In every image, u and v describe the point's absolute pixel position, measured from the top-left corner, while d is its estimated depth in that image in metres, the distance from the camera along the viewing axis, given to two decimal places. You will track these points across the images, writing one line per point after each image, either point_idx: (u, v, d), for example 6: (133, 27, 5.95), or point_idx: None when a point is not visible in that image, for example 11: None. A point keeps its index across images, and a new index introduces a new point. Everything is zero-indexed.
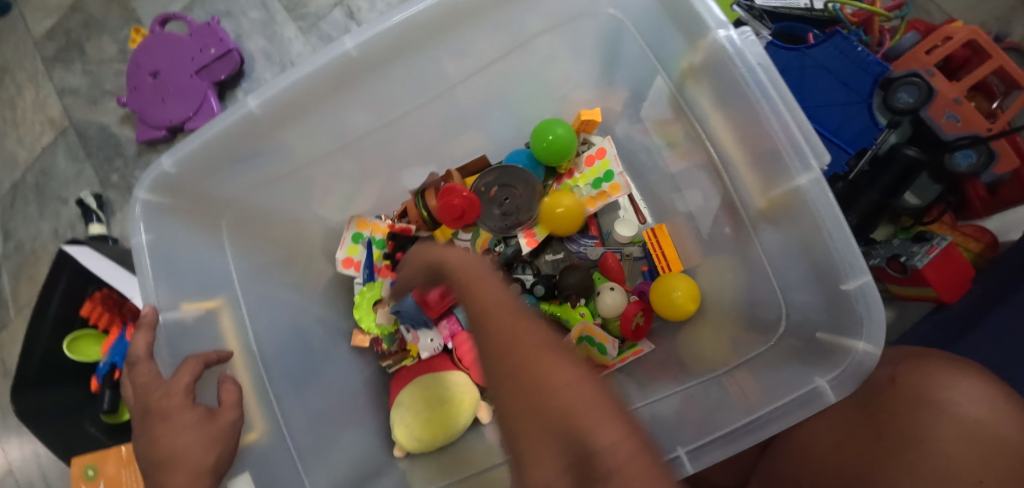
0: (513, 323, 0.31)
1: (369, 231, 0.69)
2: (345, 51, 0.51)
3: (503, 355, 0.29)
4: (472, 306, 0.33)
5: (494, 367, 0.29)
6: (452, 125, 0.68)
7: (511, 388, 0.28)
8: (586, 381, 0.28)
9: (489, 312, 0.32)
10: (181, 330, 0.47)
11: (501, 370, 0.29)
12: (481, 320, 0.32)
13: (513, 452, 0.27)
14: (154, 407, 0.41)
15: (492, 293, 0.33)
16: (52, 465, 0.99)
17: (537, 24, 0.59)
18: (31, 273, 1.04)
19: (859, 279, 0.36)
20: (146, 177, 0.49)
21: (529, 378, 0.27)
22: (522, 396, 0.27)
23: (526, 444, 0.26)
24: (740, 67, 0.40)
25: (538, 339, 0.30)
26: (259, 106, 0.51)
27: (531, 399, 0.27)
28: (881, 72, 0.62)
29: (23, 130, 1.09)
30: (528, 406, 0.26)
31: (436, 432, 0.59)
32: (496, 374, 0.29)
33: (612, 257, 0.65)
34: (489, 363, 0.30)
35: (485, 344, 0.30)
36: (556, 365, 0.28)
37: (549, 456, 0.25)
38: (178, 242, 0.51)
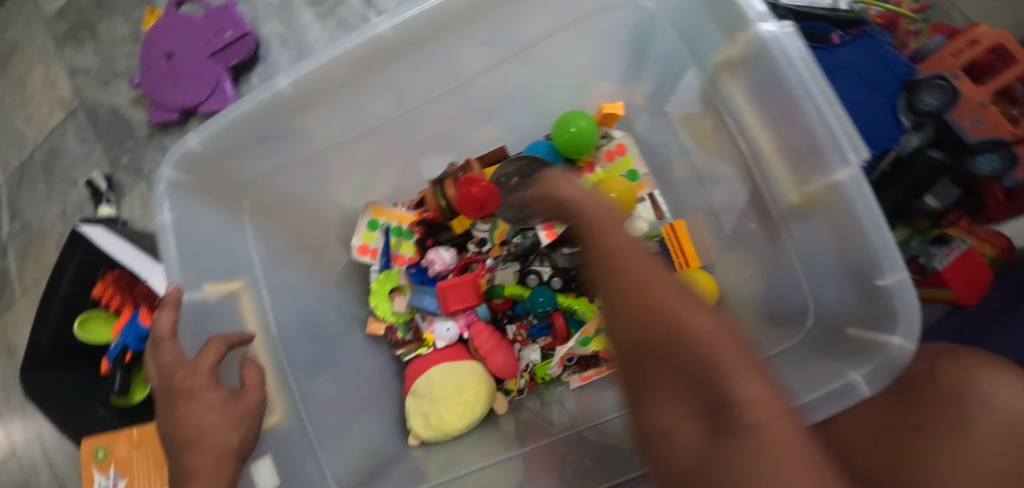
0: (645, 268, 0.31)
1: (385, 218, 0.68)
2: (378, 33, 0.51)
3: (637, 294, 0.29)
4: (599, 248, 0.34)
5: (622, 306, 0.30)
6: (474, 115, 0.67)
7: (642, 326, 0.28)
8: (731, 331, 0.26)
9: (623, 254, 0.33)
10: (204, 310, 0.47)
11: (628, 310, 0.29)
12: (613, 260, 0.33)
13: (643, 390, 0.27)
14: (179, 387, 0.40)
15: (620, 237, 0.34)
16: (56, 446, 0.98)
17: (559, 19, 0.59)
18: (38, 253, 1.03)
19: (894, 273, 0.36)
20: (173, 153, 0.49)
21: (663, 316, 0.27)
22: (657, 333, 0.27)
23: (658, 382, 0.26)
24: (782, 58, 0.41)
25: (672, 286, 0.30)
26: (290, 86, 0.51)
27: (661, 342, 0.27)
28: (906, 72, 0.64)
29: (32, 108, 1.08)
30: (662, 344, 0.27)
31: (452, 420, 0.58)
32: (629, 312, 0.29)
33: (630, 251, 0.62)
34: (616, 304, 0.31)
35: (612, 283, 0.31)
36: (694, 310, 0.27)
37: (680, 396, 0.25)
38: (199, 222, 0.51)
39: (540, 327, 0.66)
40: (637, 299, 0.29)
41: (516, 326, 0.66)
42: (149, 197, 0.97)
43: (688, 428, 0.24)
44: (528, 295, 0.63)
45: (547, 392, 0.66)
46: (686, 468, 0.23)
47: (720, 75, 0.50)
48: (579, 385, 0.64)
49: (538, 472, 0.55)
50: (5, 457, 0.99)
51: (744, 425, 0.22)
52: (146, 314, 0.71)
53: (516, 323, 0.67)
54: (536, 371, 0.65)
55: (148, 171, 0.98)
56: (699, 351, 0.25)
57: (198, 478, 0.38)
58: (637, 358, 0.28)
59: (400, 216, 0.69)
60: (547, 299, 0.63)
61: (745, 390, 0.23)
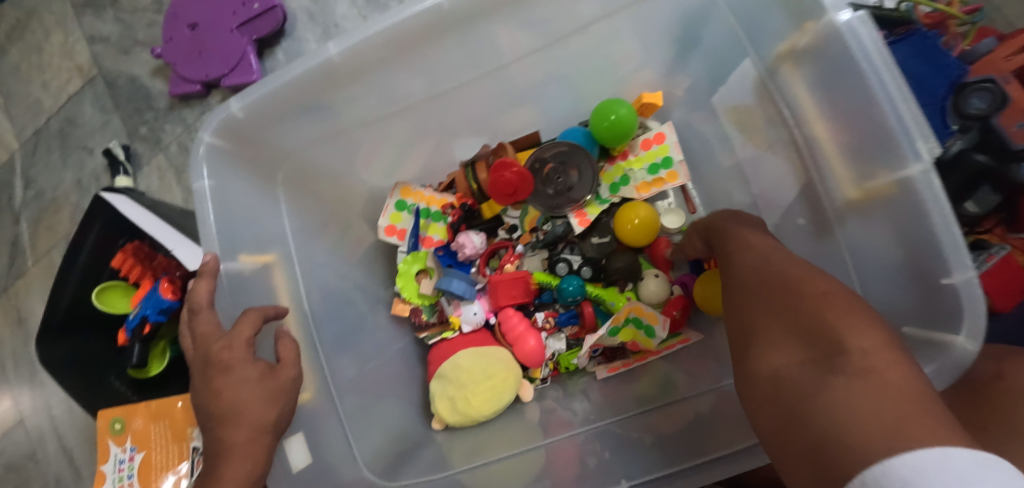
0: (784, 266, 0.40)
1: (414, 199, 0.67)
2: (439, 4, 0.49)
3: (769, 276, 0.39)
4: (734, 242, 0.46)
5: (760, 293, 0.39)
6: (511, 97, 0.65)
7: (772, 296, 0.37)
8: (847, 301, 0.33)
9: (768, 256, 0.42)
10: (239, 280, 0.46)
11: (766, 297, 0.38)
12: (757, 261, 0.42)
13: (766, 342, 0.36)
14: (215, 359, 0.39)
15: (752, 236, 0.46)
16: (64, 418, 0.98)
17: (590, 11, 0.57)
18: (52, 222, 1.02)
19: (962, 273, 0.36)
20: (215, 118, 0.48)
21: (790, 288, 0.37)
22: (784, 301, 0.36)
23: (779, 335, 0.35)
24: (853, 46, 0.40)
25: (808, 278, 0.37)
26: (339, 54, 0.49)
27: (792, 315, 0.34)
28: (959, 75, 0.61)
29: (49, 75, 1.06)
30: (787, 308, 0.35)
31: (479, 406, 0.58)
32: (760, 289, 0.39)
33: (662, 243, 0.65)
34: (756, 294, 0.39)
35: (752, 276, 0.41)
36: (819, 285, 0.36)
37: (794, 345, 0.33)
38: (235, 191, 0.50)
39: (568, 316, 0.64)
40: (773, 288, 0.38)
41: (545, 314, 0.64)
42: (168, 170, 0.96)
43: (801, 372, 0.31)
44: (558, 284, 0.63)
45: (571, 381, 0.65)
46: (794, 392, 0.31)
47: (784, 64, 0.49)
48: (606, 375, 0.62)
49: (566, 461, 0.54)
50: (12, 426, 0.99)
51: (854, 366, 0.28)
52: (167, 287, 0.67)
53: (543, 311, 0.66)
54: (560, 360, 0.64)
55: (167, 143, 0.97)
56: (823, 319, 0.32)
57: (235, 452, 0.37)
58: (768, 330, 0.36)
59: (430, 199, 0.67)
60: (578, 288, 0.62)
61: (859, 344, 0.29)
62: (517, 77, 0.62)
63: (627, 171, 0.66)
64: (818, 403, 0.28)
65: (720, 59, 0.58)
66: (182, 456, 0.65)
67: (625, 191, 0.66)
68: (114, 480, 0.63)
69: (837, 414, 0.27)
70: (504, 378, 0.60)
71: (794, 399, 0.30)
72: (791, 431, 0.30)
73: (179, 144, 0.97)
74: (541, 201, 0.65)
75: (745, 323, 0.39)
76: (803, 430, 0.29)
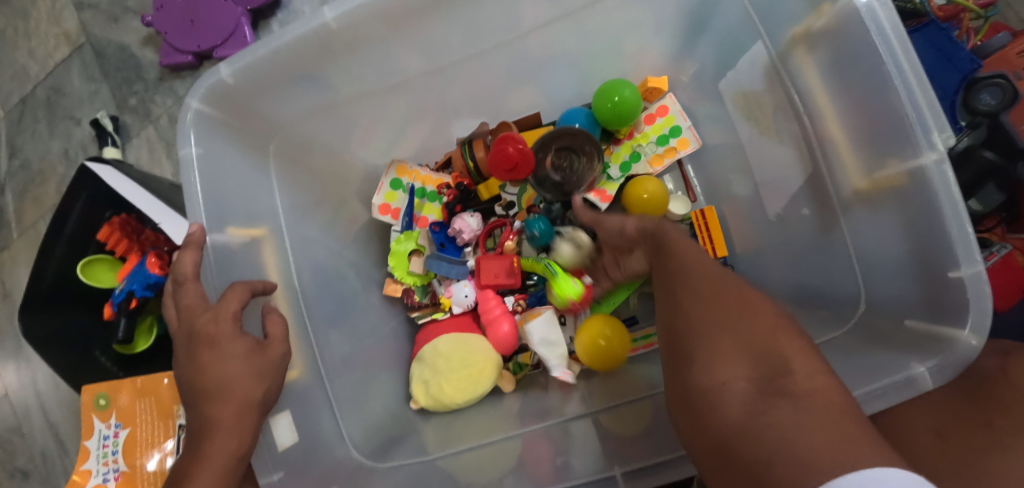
0: (728, 278, 0.37)
1: (409, 178, 0.65)
2: None
3: (706, 285, 0.36)
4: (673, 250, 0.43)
5: (693, 308, 0.35)
6: (513, 76, 0.63)
7: (712, 305, 0.34)
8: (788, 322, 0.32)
9: (707, 269, 0.38)
10: (227, 253, 0.45)
11: (702, 309, 0.34)
12: (695, 274, 0.38)
13: (702, 355, 0.32)
14: (201, 332, 0.37)
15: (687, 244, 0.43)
16: (50, 393, 0.96)
17: None
18: (38, 194, 0.99)
19: (970, 266, 0.35)
20: (203, 83, 0.46)
21: (730, 300, 0.34)
22: (726, 312, 0.33)
23: (717, 347, 0.32)
24: (871, 33, 0.39)
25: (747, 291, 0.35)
26: (335, 20, 0.47)
27: (735, 329, 0.32)
28: (972, 69, 0.58)
29: (35, 42, 1.02)
30: (729, 319, 0.33)
31: (452, 394, 0.57)
32: (699, 298, 0.36)
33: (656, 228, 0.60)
34: (692, 306, 0.35)
35: (690, 286, 0.37)
36: (757, 299, 0.34)
37: (736, 359, 0.30)
38: (224, 161, 0.48)
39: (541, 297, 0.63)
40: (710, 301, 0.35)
41: (516, 297, 0.63)
42: (158, 143, 0.94)
43: (745, 390, 0.28)
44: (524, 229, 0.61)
45: None
46: (735, 415, 0.27)
47: (796, 47, 0.48)
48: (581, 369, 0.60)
49: None
50: None
51: (798, 385, 0.26)
52: (155, 262, 0.66)
53: (514, 295, 0.64)
54: None
55: (157, 116, 0.95)
56: (767, 338, 0.30)
57: (220, 428, 0.35)
58: (707, 347, 0.32)
59: (426, 178, 0.66)
60: (543, 230, 0.60)
61: (803, 366, 0.28)
62: (521, 54, 0.60)
63: (636, 148, 0.64)
64: (763, 428, 0.25)
65: (731, 42, 0.56)
66: (167, 433, 0.64)
67: (637, 169, 0.64)
68: (98, 456, 0.63)
69: (781, 434, 0.24)
70: (481, 369, 0.57)
71: (731, 428, 0.27)
72: (732, 457, 0.27)
73: (169, 117, 0.94)
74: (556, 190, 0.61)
75: (682, 338, 0.35)
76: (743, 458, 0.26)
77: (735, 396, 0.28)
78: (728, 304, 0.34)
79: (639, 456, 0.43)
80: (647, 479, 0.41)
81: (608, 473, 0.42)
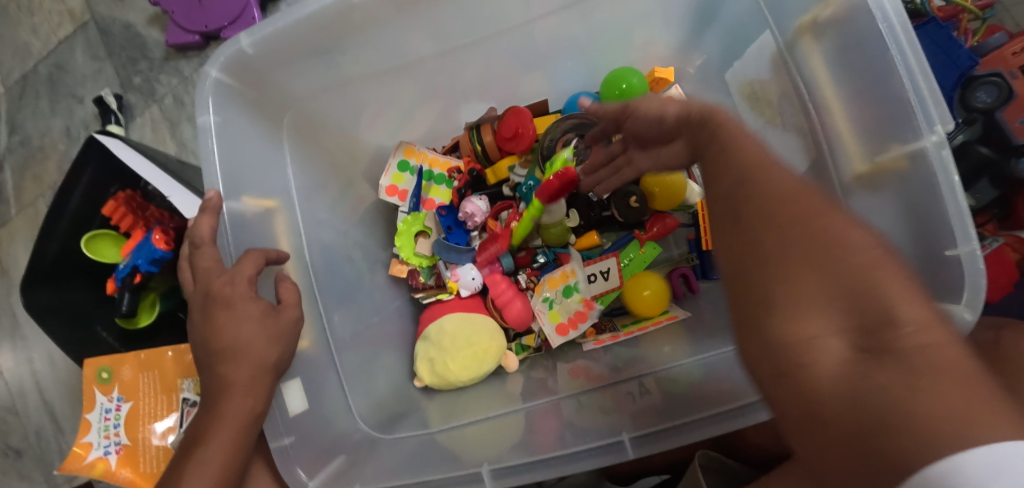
0: (791, 179, 0.29)
1: (417, 160, 0.66)
2: None
3: (768, 196, 0.28)
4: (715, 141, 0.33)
5: (753, 229, 0.28)
6: (523, 61, 0.64)
7: (784, 226, 0.27)
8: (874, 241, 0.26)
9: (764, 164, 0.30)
10: (242, 221, 0.46)
11: (770, 233, 0.27)
12: (756, 174, 0.29)
13: (773, 296, 0.26)
14: (216, 294, 0.38)
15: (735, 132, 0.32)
16: (47, 372, 0.96)
17: None
18: (38, 171, 0.99)
19: (967, 244, 0.36)
20: (222, 53, 0.47)
21: (802, 217, 0.27)
22: (801, 236, 0.26)
23: (797, 287, 0.25)
24: (879, 19, 0.40)
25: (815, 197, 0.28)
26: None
27: (820, 264, 0.25)
28: (970, 66, 0.61)
29: (39, 18, 1.01)
30: (807, 245, 0.26)
31: (457, 371, 0.57)
32: (761, 214, 0.27)
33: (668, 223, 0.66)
34: (755, 223, 0.27)
35: (749, 188, 0.29)
36: (830, 210, 0.27)
37: (823, 305, 0.24)
38: (239, 131, 0.49)
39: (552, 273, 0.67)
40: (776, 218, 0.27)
41: (528, 274, 0.66)
42: (162, 122, 0.94)
43: (840, 348, 0.24)
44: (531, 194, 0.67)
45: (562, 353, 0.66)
46: (833, 381, 0.23)
47: (802, 36, 0.49)
48: (591, 348, 0.61)
49: None
50: None
51: (909, 342, 0.22)
52: (161, 238, 0.66)
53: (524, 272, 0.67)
54: None
55: (162, 95, 0.94)
56: (861, 274, 0.24)
57: (236, 387, 0.36)
58: (784, 287, 0.25)
59: (433, 160, 0.67)
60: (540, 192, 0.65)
61: (910, 311, 0.23)
62: (532, 39, 0.61)
63: None
64: (878, 395, 0.22)
65: (739, 32, 0.58)
66: (170, 407, 0.64)
67: None
68: (99, 429, 0.63)
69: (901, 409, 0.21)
70: (485, 348, 0.59)
71: (826, 395, 0.23)
72: (824, 427, 0.23)
73: (174, 97, 0.94)
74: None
75: (740, 262, 0.28)
76: (849, 431, 0.22)
77: (830, 356, 0.24)
78: (802, 224, 0.26)
79: (644, 422, 0.44)
80: (656, 444, 0.41)
81: (616, 437, 0.42)
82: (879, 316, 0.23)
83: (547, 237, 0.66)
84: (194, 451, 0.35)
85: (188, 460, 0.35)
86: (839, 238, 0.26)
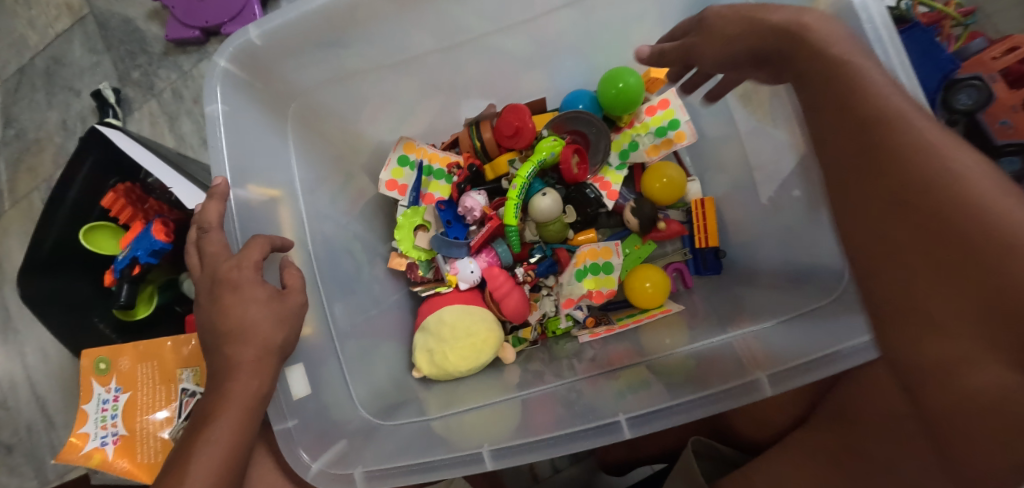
0: (942, 160, 0.29)
1: (416, 155, 0.67)
2: None
3: (914, 201, 0.29)
4: (838, 94, 0.34)
5: (890, 215, 0.31)
6: (523, 60, 0.66)
7: (930, 235, 0.28)
8: None
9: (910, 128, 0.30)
10: (248, 209, 0.47)
11: (920, 255, 0.29)
12: (907, 160, 0.30)
13: (923, 308, 0.30)
14: (224, 277, 0.39)
15: (873, 87, 0.33)
16: (39, 367, 0.96)
17: None
18: (33, 164, 0.98)
19: None
20: (232, 43, 0.49)
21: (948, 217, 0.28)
22: (950, 244, 0.28)
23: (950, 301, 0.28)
24: (863, 23, 0.43)
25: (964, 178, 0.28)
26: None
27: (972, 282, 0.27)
28: (952, 69, 0.63)
29: (36, 11, 1.01)
30: (959, 253, 0.27)
31: (455, 361, 0.58)
32: (904, 219, 0.30)
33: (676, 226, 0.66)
34: (901, 220, 0.30)
35: (887, 158, 0.31)
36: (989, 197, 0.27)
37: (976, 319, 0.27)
38: (245, 122, 0.50)
39: (546, 266, 0.68)
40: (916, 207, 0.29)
41: (525, 268, 0.68)
42: (160, 116, 0.94)
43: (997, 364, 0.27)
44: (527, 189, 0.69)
45: (557, 345, 0.67)
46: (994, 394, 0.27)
47: None
48: (587, 340, 0.63)
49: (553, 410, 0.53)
50: None
51: None
52: (161, 229, 0.66)
53: (522, 266, 0.69)
54: (548, 324, 0.68)
55: (161, 90, 0.95)
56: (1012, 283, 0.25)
57: (243, 368, 0.37)
58: (939, 306, 0.29)
59: (433, 156, 0.68)
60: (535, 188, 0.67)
61: None
62: (532, 37, 0.62)
63: (635, 137, 0.69)
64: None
65: None
66: (170, 397, 0.63)
67: (635, 157, 0.69)
68: (96, 420, 0.62)
69: None
70: (483, 340, 0.60)
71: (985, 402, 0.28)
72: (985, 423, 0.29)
73: (173, 91, 0.94)
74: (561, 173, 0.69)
75: (877, 243, 0.32)
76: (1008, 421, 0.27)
77: (986, 371, 0.28)
78: (947, 223, 0.28)
79: (640, 404, 0.45)
80: (653, 424, 0.42)
81: (612, 417, 0.43)
82: (1021, 326, 0.25)
83: (546, 234, 0.68)
84: (201, 430, 0.36)
85: (195, 438, 0.35)
86: (988, 230, 0.26)
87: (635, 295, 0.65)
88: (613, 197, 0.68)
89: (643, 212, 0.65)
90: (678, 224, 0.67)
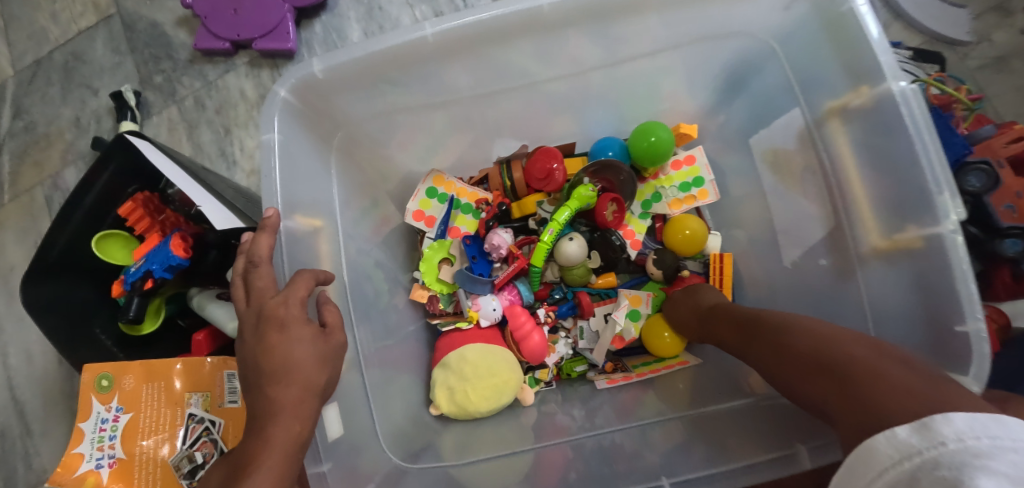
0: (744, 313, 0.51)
1: (445, 188, 0.69)
2: (539, 6, 0.51)
3: (745, 332, 0.49)
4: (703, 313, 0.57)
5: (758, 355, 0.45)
6: (556, 107, 0.67)
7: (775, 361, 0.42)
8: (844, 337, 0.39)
9: (840, 359, 0.36)
10: (294, 239, 0.48)
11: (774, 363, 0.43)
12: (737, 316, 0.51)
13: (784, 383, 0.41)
14: (270, 314, 0.39)
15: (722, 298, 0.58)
16: (22, 369, 0.91)
17: (653, 44, 0.59)
18: (39, 158, 0.96)
19: (974, 321, 0.40)
20: (294, 74, 0.51)
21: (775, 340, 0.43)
22: (780, 359, 0.42)
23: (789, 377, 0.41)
24: (905, 114, 0.45)
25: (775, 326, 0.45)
26: (432, 35, 0.52)
27: (807, 367, 0.39)
28: (965, 153, 0.66)
29: (60, 6, 1.00)
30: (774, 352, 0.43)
31: (476, 402, 0.58)
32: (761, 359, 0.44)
33: (696, 279, 0.68)
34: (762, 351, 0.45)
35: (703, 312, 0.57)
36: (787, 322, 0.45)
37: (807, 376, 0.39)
38: (293, 150, 0.51)
39: (567, 308, 0.69)
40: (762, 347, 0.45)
41: (546, 309, 0.69)
42: (179, 123, 0.93)
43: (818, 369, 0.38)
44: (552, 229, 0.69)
45: (571, 388, 0.69)
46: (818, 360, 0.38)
47: (828, 117, 0.54)
48: (605, 386, 0.64)
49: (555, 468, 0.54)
50: None
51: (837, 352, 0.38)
52: (179, 244, 0.65)
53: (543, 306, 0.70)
54: (565, 365, 0.70)
55: (183, 97, 0.94)
56: (826, 350, 0.38)
57: (284, 412, 0.37)
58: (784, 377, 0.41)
59: (462, 190, 0.70)
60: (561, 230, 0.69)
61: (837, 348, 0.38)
62: (570, 89, 0.65)
63: (659, 189, 0.71)
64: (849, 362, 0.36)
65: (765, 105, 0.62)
66: (175, 423, 0.60)
67: (657, 208, 0.71)
68: (93, 441, 0.58)
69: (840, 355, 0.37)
70: (501, 383, 0.59)
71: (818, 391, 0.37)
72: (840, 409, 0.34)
73: (195, 99, 0.94)
74: (589, 218, 0.70)
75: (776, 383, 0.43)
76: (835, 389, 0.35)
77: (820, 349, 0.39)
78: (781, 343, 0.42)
79: (682, 469, 0.49)
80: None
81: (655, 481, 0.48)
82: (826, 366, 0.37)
83: (568, 277, 0.69)
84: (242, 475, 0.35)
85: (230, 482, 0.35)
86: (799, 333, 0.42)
87: (648, 341, 0.67)
88: (635, 247, 0.71)
89: (667, 263, 0.67)
90: (698, 277, 0.68)
